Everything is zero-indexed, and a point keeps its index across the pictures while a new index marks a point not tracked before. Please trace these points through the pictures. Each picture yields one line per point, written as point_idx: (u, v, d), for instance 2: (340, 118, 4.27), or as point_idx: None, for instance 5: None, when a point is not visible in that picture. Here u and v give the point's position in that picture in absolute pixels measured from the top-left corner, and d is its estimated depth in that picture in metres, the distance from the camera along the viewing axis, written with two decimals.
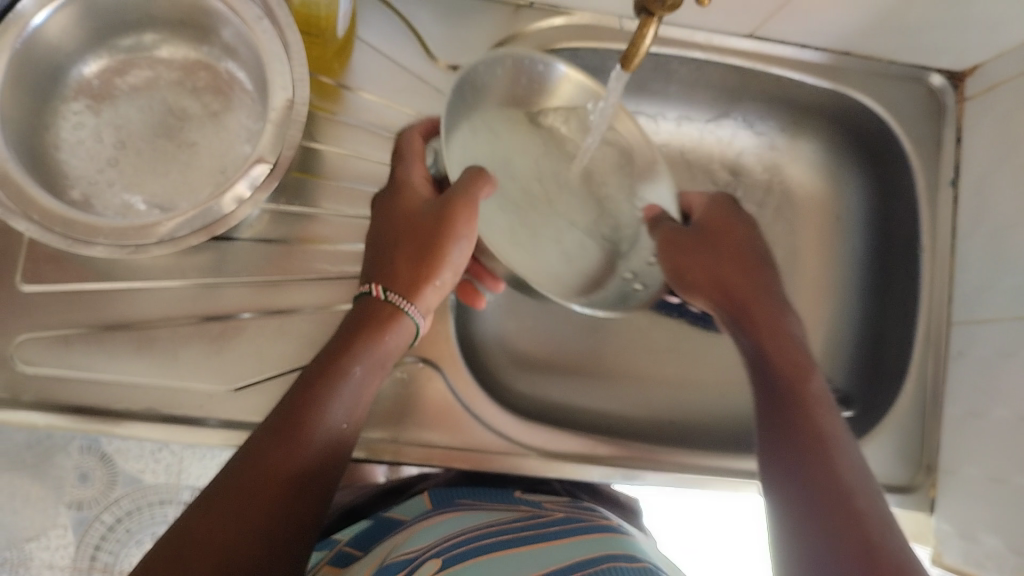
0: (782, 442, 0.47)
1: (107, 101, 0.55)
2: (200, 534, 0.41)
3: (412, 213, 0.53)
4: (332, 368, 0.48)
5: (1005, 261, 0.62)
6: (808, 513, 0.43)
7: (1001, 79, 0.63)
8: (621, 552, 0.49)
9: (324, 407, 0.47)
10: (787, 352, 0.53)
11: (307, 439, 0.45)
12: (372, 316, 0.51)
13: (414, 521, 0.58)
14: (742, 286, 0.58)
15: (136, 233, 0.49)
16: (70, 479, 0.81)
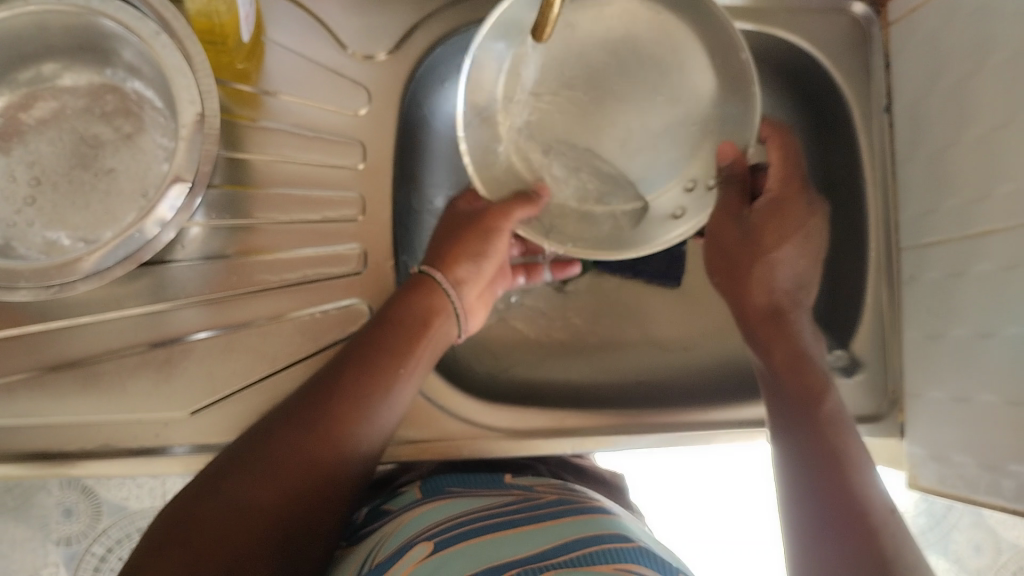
0: (796, 425, 0.52)
1: (15, 138, 0.53)
2: (238, 496, 0.44)
3: (462, 211, 0.61)
4: (386, 337, 0.53)
5: (943, 182, 0.62)
6: (818, 501, 0.47)
7: (920, 0, 0.63)
8: (615, 532, 0.49)
9: (385, 379, 0.52)
10: (802, 361, 0.57)
11: (359, 409, 0.50)
12: (417, 286, 0.57)
13: (402, 511, 0.58)
14: (757, 299, 0.61)
15: (59, 270, 0.48)
16: (56, 516, 0.80)
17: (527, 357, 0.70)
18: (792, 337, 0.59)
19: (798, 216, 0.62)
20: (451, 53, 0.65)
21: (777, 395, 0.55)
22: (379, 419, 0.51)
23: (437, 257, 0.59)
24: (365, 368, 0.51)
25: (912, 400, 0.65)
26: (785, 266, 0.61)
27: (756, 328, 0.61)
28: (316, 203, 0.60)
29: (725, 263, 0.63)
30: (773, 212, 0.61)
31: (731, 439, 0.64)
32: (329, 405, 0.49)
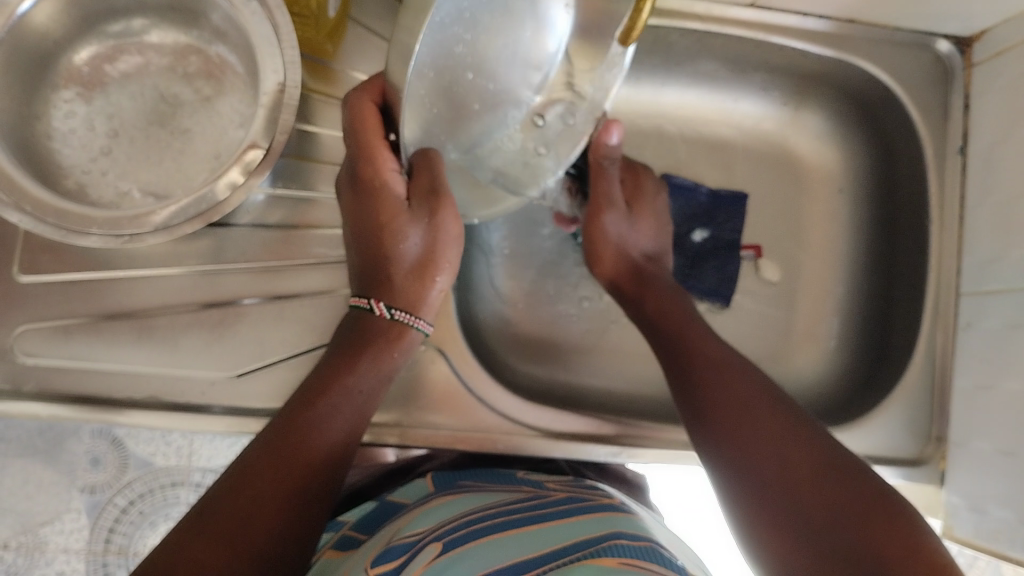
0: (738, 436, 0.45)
1: (99, 88, 0.55)
2: (216, 543, 0.40)
3: (387, 200, 0.49)
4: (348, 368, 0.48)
5: (1012, 229, 0.61)
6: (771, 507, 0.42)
7: (1009, 43, 0.62)
8: (629, 531, 0.49)
9: (342, 408, 0.47)
10: (687, 335, 0.54)
11: (322, 436, 0.46)
12: (370, 338, 0.50)
13: (415, 505, 0.58)
14: (646, 288, 0.59)
15: (129, 221, 0.49)
16: (83, 464, 0.82)
17: (567, 359, 0.69)
18: (682, 319, 0.56)
19: (651, 198, 0.63)
20: None
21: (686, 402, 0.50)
22: (337, 444, 0.47)
23: (382, 280, 0.51)
24: (321, 406, 0.47)
25: (955, 447, 0.64)
26: (644, 235, 0.62)
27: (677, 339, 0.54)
28: None
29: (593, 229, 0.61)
30: (631, 190, 0.63)
31: None
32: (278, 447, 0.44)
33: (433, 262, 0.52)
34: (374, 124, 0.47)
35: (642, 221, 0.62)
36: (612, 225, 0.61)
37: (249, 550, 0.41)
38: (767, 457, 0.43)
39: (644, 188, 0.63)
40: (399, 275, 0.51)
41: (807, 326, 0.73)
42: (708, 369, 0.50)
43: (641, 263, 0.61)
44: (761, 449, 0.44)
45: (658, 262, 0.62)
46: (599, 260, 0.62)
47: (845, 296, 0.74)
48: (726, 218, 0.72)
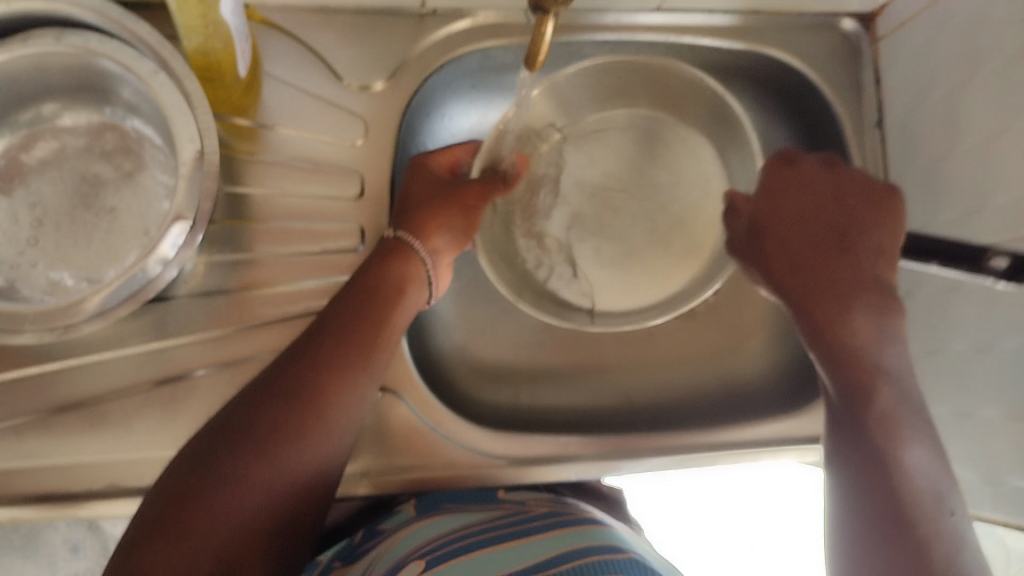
0: (853, 445, 0.48)
1: (19, 179, 0.53)
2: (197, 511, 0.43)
3: (435, 176, 0.60)
4: (345, 339, 0.51)
5: (938, 193, 0.62)
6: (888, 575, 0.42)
7: (909, 15, 0.64)
8: (607, 543, 0.49)
9: (335, 381, 0.49)
10: (861, 355, 0.50)
11: (312, 407, 0.47)
12: (390, 253, 0.56)
13: (396, 531, 0.57)
14: (798, 283, 0.55)
15: (62, 312, 0.48)
16: (63, 554, 0.75)
17: (528, 381, 0.69)
18: (858, 341, 0.51)
19: (890, 208, 0.55)
20: (445, 82, 0.66)
21: (843, 423, 0.49)
22: (327, 420, 0.48)
23: (406, 222, 0.58)
24: (314, 381, 0.48)
25: None
26: (887, 249, 0.54)
27: (850, 348, 0.50)
28: (316, 234, 0.59)
29: (805, 260, 0.55)
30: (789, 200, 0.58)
31: (734, 460, 0.64)
32: (260, 441, 0.45)
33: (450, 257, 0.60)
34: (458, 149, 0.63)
35: (875, 230, 0.54)
36: (820, 266, 0.54)
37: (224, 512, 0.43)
38: (880, 494, 0.45)
39: (878, 198, 0.56)
40: (420, 216, 0.58)
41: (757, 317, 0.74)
42: (865, 373, 0.49)
43: (815, 248, 0.56)
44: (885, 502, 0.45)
45: (836, 255, 0.54)
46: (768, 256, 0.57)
47: None
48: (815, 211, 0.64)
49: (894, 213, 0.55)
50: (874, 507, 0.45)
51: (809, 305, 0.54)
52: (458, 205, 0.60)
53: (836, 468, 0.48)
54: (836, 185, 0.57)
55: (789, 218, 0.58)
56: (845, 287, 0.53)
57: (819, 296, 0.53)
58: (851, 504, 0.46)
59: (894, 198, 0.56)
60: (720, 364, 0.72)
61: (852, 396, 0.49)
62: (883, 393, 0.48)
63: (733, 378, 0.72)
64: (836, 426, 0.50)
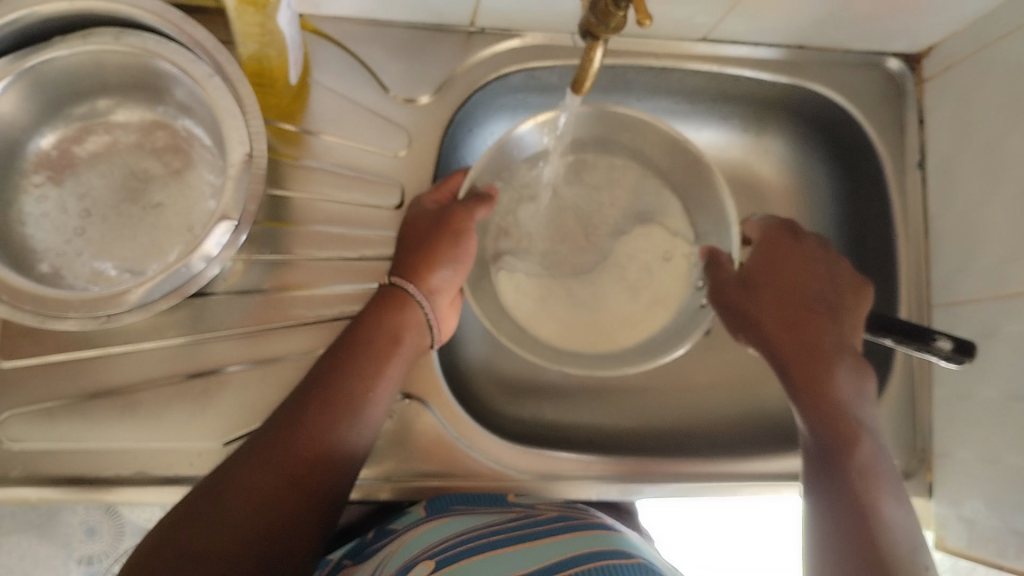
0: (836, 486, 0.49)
1: (68, 171, 0.55)
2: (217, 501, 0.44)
3: (426, 214, 0.60)
4: (369, 354, 0.53)
5: (976, 238, 0.62)
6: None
7: (956, 59, 0.64)
8: (613, 548, 0.50)
9: (361, 400, 0.51)
10: (845, 410, 0.53)
11: (338, 425, 0.49)
12: (386, 302, 0.56)
13: (405, 533, 0.56)
14: (788, 341, 0.58)
15: (105, 303, 0.49)
16: (79, 535, 0.76)
17: (551, 399, 0.70)
18: (839, 395, 0.54)
19: (859, 292, 0.60)
20: (488, 99, 0.67)
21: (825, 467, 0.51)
22: (349, 440, 0.49)
23: (402, 266, 0.58)
24: (345, 392, 0.50)
25: (941, 459, 0.65)
26: (856, 331, 0.58)
27: (825, 409, 0.53)
28: (352, 241, 0.61)
29: (781, 319, 0.60)
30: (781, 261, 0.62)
31: (754, 491, 0.64)
32: (309, 418, 0.48)
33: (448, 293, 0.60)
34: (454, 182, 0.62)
35: (845, 311, 0.59)
36: (788, 319, 0.59)
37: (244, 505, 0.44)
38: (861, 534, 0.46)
39: (852, 285, 0.61)
40: (411, 260, 0.58)
41: None
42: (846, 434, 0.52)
43: (802, 308, 0.60)
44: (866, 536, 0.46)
45: (823, 318, 0.58)
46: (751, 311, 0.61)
47: None
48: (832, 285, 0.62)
49: (864, 301, 0.60)
50: (854, 534, 0.46)
51: (788, 364, 0.57)
52: (451, 231, 0.60)
53: (817, 503, 0.49)
54: (827, 267, 0.62)
55: (775, 275, 0.62)
56: (828, 346, 0.57)
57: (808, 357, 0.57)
58: (829, 535, 0.47)
59: (864, 288, 0.61)
60: (744, 394, 0.72)
61: (839, 448, 0.51)
62: (862, 451, 0.51)
63: (757, 408, 0.72)
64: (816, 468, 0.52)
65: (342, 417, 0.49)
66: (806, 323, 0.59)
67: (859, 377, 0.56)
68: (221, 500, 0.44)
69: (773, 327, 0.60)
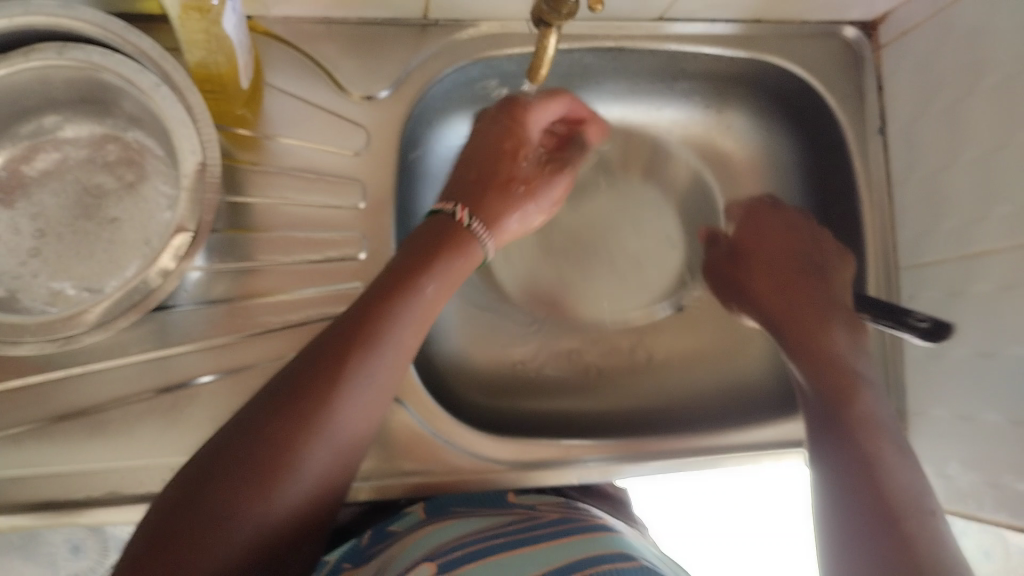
0: (841, 446, 0.50)
1: (19, 191, 0.54)
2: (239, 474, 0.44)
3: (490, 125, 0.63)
4: (397, 296, 0.52)
5: (940, 201, 0.62)
6: (867, 531, 0.45)
7: (910, 24, 0.64)
8: (616, 552, 0.49)
9: (379, 354, 0.49)
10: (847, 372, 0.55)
11: (354, 384, 0.48)
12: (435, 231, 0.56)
13: (407, 533, 0.57)
14: (780, 304, 0.63)
15: (63, 324, 0.48)
16: (63, 554, 0.75)
17: (529, 388, 0.69)
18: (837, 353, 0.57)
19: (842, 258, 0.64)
20: (443, 91, 0.66)
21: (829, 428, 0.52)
22: (366, 399, 0.49)
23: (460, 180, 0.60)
24: (361, 344, 0.49)
25: (918, 421, 0.65)
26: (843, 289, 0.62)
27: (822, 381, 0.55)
28: (317, 243, 0.60)
29: (777, 297, 0.63)
30: (781, 240, 0.66)
31: (738, 463, 0.64)
32: (323, 388, 0.47)
33: (509, 189, 0.61)
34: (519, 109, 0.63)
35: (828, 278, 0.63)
36: (784, 293, 0.63)
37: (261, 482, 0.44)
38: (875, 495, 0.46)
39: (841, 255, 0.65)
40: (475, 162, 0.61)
41: None
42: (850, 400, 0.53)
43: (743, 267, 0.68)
44: (863, 466, 0.48)
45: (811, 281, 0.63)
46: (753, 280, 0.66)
47: None
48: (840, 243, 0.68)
49: (850, 269, 0.64)
50: (868, 500, 0.46)
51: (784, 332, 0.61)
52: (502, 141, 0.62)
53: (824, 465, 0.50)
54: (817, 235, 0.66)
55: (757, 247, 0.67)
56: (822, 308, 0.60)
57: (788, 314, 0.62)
58: (832, 475, 0.49)
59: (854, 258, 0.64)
60: (724, 370, 0.72)
61: (835, 413, 0.53)
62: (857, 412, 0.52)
63: (737, 382, 0.72)
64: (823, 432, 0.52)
65: (359, 373, 0.48)
66: (798, 289, 0.63)
67: (861, 345, 0.58)
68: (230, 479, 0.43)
69: (758, 288, 0.66)
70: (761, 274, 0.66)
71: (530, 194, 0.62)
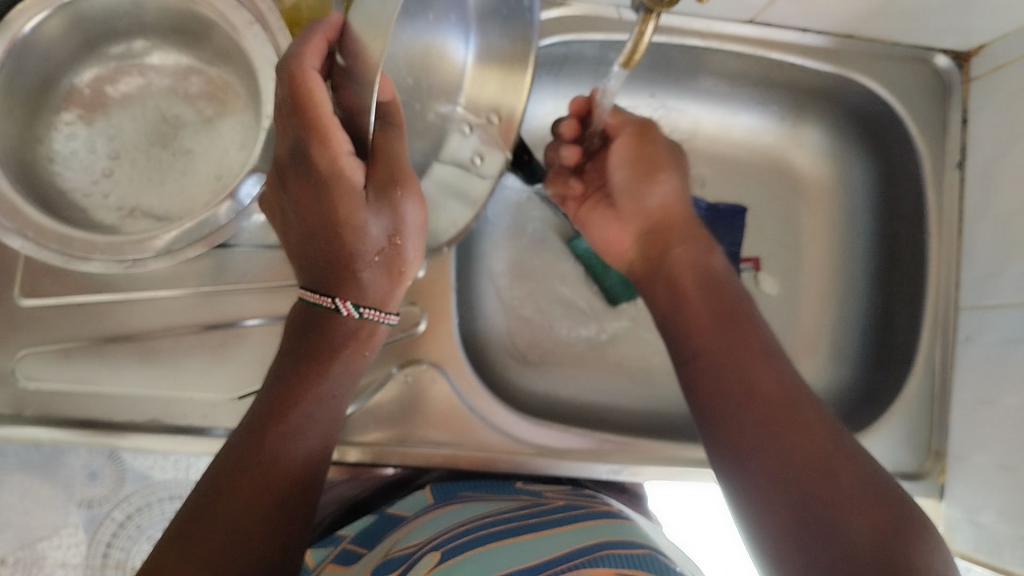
0: (770, 432, 0.42)
1: (100, 110, 0.55)
2: (215, 529, 0.42)
3: (308, 203, 0.44)
4: (322, 338, 0.48)
5: (1015, 243, 0.61)
6: (813, 532, 0.38)
7: (1007, 59, 0.62)
8: (621, 539, 0.49)
9: (322, 387, 0.47)
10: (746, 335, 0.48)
11: (306, 415, 0.47)
12: (319, 332, 0.48)
13: (416, 517, 0.58)
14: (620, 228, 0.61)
15: (131, 247, 0.49)
16: (80, 478, 0.75)
17: (565, 373, 0.69)
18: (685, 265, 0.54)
19: (664, 161, 0.59)
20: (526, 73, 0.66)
21: (739, 413, 0.44)
22: (321, 426, 0.48)
23: (332, 283, 0.47)
24: (307, 382, 0.47)
25: (956, 462, 0.64)
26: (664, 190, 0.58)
27: (718, 354, 0.48)
28: None
29: (598, 206, 0.63)
30: (630, 169, 0.60)
31: None
32: (282, 427, 0.46)
33: (399, 253, 0.47)
34: (322, 101, 0.40)
35: (645, 187, 0.59)
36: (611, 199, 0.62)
37: (242, 527, 0.43)
38: (812, 475, 0.40)
39: (650, 145, 0.59)
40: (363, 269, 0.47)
41: (806, 340, 0.73)
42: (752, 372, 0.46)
43: (606, 197, 0.63)
44: (799, 450, 0.41)
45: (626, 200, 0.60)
46: (598, 224, 0.63)
47: (846, 309, 0.74)
48: (725, 232, 0.71)
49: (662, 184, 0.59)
50: (804, 482, 0.40)
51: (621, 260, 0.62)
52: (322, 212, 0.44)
53: (745, 455, 0.43)
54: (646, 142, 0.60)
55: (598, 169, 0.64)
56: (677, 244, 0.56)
57: (654, 301, 0.55)
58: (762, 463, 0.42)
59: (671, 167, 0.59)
60: None
61: (747, 398, 0.45)
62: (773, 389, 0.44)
63: None
64: (739, 425, 0.44)
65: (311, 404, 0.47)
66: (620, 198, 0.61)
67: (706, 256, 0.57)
68: (208, 534, 0.42)
69: (608, 223, 0.62)
70: (628, 215, 0.60)
71: (416, 221, 0.48)
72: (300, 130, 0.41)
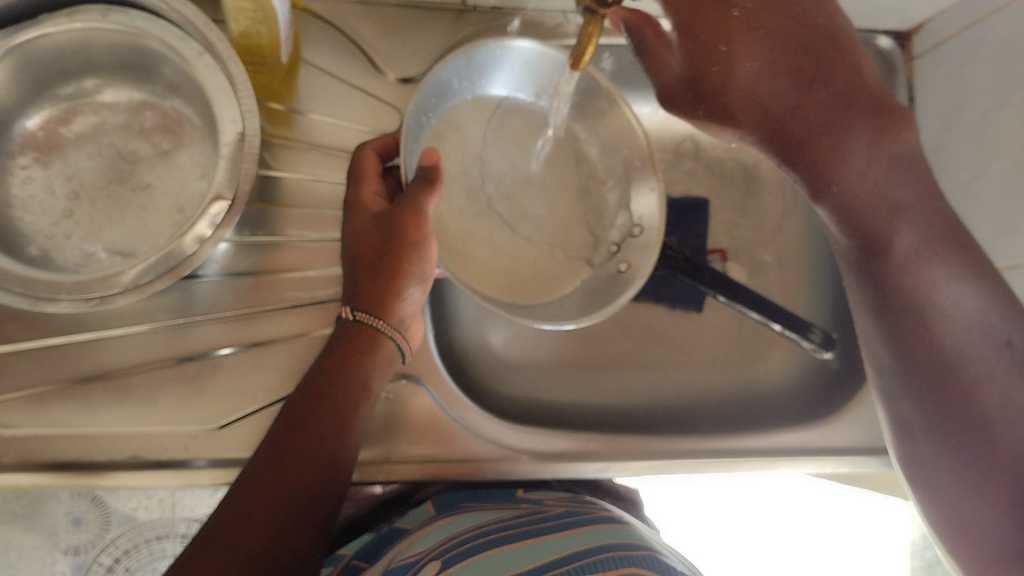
0: (933, 401, 0.50)
1: (55, 152, 0.54)
2: (263, 492, 0.42)
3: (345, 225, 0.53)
4: (347, 334, 0.50)
5: (971, 213, 0.63)
6: (989, 500, 0.47)
7: (945, 36, 0.64)
8: (621, 541, 0.49)
9: (357, 377, 0.48)
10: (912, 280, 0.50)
11: (345, 395, 0.48)
12: (348, 339, 0.50)
13: (415, 531, 0.58)
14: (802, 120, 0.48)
15: (98, 284, 0.49)
16: (64, 526, 0.76)
17: (543, 376, 0.69)
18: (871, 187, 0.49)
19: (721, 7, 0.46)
20: None
21: (907, 379, 0.51)
22: (358, 412, 0.48)
23: (354, 294, 0.50)
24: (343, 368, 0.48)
25: None
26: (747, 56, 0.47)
27: (886, 308, 0.51)
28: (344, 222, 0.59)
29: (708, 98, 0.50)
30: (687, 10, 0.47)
31: (754, 467, 0.64)
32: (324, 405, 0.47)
33: (399, 265, 0.50)
34: (371, 163, 0.54)
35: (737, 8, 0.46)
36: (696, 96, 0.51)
37: (285, 493, 0.43)
38: (972, 439, 0.48)
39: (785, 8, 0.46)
40: (367, 277, 0.50)
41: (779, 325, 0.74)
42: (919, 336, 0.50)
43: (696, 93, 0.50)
44: (958, 420, 0.48)
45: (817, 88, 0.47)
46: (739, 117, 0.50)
47: (817, 291, 0.75)
48: (689, 225, 0.73)
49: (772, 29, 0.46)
50: (965, 451, 0.48)
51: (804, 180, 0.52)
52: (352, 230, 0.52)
53: (918, 413, 0.51)
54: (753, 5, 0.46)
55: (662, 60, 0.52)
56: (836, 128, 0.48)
57: (853, 204, 0.50)
58: (925, 427, 0.51)
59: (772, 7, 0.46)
60: (738, 372, 0.72)
61: (914, 367, 0.51)
62: (926, 355, 0.49)
63: (753, 385, 0.72)
64: (905, 387, 0.52)
65: (352, 386, 0.48)
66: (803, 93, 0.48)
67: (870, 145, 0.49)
68: (255, 498, 0.42)
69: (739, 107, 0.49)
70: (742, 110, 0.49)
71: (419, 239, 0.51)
72: (352, 178, 0.54)
